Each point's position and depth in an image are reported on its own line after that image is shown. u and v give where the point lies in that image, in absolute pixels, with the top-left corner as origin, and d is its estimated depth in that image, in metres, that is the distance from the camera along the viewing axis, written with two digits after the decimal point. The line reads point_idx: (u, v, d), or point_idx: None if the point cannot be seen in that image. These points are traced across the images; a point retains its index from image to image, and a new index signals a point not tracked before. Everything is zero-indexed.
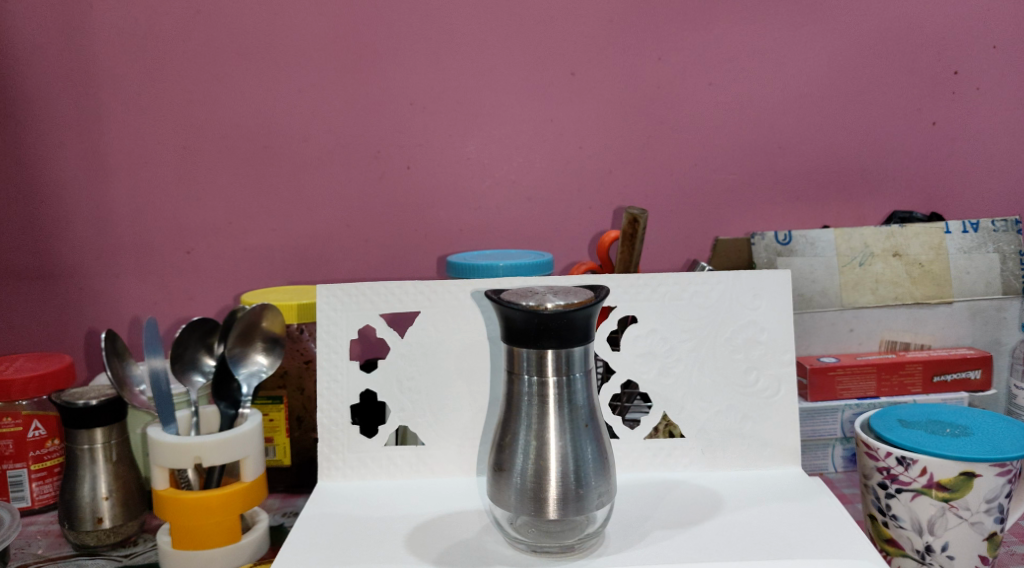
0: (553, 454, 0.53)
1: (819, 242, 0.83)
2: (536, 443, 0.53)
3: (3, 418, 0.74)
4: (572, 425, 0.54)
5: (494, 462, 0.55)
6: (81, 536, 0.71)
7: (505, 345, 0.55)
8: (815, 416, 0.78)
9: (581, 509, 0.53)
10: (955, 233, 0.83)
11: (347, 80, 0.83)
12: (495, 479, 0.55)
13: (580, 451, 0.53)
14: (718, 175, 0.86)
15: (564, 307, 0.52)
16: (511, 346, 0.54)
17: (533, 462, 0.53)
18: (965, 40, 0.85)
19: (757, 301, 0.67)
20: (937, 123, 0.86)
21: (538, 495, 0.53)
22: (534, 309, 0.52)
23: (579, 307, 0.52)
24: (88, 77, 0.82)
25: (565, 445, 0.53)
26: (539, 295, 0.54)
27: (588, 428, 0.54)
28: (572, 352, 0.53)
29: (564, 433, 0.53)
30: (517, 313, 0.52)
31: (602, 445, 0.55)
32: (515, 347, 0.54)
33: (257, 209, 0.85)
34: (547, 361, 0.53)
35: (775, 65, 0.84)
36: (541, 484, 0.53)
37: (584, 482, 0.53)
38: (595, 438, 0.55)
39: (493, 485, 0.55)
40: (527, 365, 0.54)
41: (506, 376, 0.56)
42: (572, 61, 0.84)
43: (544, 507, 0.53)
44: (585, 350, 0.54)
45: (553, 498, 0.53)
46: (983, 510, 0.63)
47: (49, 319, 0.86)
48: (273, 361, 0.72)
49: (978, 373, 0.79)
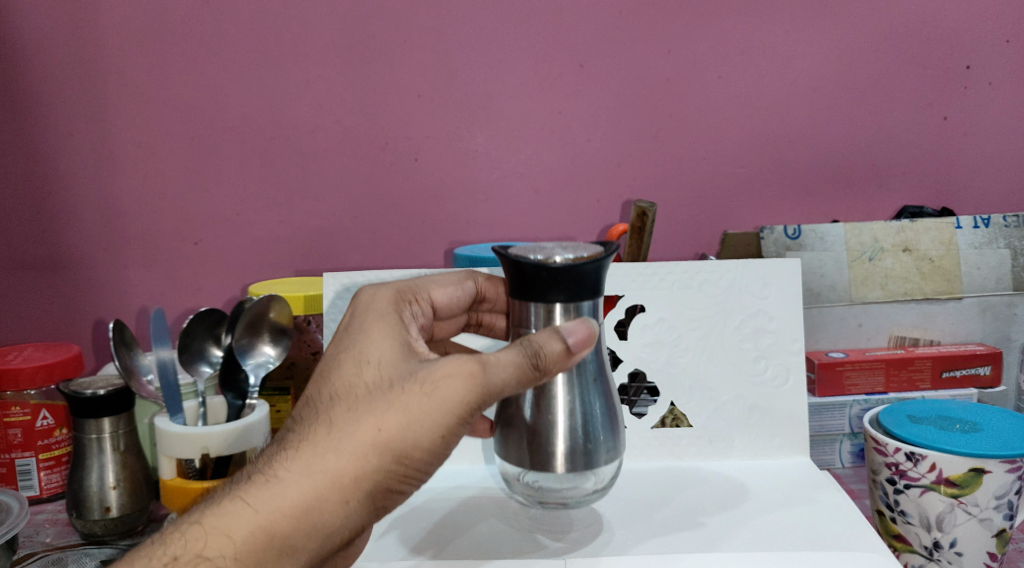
0: (561, 408, 0.53)
1: (829, 237, 0.82)
2: (545, 396, 0.53)
3: (10, 408, 0.74)
4: (580, 380, 0.54)
5: (503, 418, 0.55)
6: (89, 525, 0.71)
7: (511, 299, 0.55)
8: (823, 411, 0.78)
9: (589, 464, 0.53)
10: (965, 229, 0.82)
11: (355, 70, 0.83)
12: (504, 434, 0.55)
13: (589, 407, 0.54)
14: (728, 169, 0.86)
15: (574, 261, 0.52)
16: (518, 302, 0.54)
17: (542, 415, 0.53)
18: (979, 34, 0.84)
19: (767, 290, 0.67)
20: (948, 118, 0.85)
21: (544, 449, 0.53)
22: (543, 263, 0.51)
23: (589, 261, 0.52)
24: (98, 66, 0.82)
25: (573, 399, 0.53)
26: (546, 249, 0.54)
27: (598, 384, 0.54)
28: (581, 307, 0.53)
29: (572, 388, 0.54)
30: (524, 267, 0.52)
31: (611, 402, 0.55)
32: (522, 302, 0.54)
33: (266, 199, 0.85)
34: (555, 316, 0.53)
35: (786, 58, 0.84)
36: (549, 436, 0.53)
37: (592, 437, 0.53)
38: (604, 394, 0.55)
39: (501, 444, 0.55)
40: (533, 321, 0.54)
41: (512, 329, 0.56)
42: (581, 52, 0.83)
43: (550, 461, 0.53)
44: (595, 304, 0.54)
45: (559, 452, 0.53)
46: (994, 507, 0.62)
47: (61, 309, 0.86)
48: (280, 353, 0.73)
49: (988, 369, 0.78)
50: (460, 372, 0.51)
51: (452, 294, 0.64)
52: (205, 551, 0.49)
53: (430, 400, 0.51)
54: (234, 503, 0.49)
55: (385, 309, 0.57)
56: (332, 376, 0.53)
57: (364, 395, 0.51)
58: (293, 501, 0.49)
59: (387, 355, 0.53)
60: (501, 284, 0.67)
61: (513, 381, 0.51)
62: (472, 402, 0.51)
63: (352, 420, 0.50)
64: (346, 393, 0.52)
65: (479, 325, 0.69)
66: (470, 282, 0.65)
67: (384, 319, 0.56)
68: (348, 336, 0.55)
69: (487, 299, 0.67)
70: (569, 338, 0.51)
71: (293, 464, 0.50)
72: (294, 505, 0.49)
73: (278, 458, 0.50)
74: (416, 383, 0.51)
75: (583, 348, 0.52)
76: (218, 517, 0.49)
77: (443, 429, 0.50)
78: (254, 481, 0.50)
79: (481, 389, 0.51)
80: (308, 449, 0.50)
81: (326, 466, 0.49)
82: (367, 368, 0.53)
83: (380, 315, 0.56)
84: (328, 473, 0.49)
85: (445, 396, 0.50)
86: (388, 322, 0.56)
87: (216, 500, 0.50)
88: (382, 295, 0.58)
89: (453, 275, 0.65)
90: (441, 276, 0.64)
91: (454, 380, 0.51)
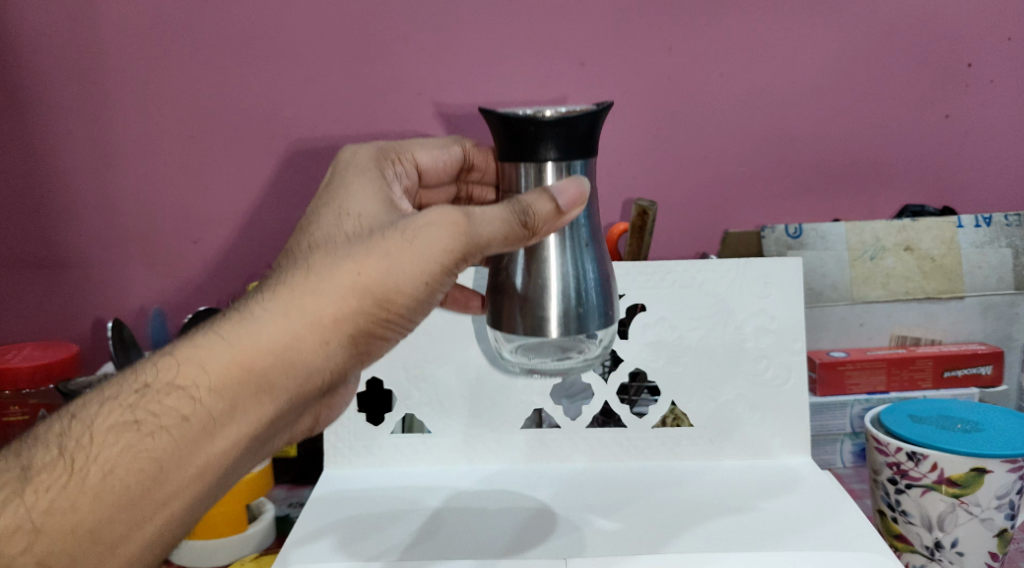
0: (553, 271, 0.52)
1: (830, 235, 0.82)
2: (537, 260, 0.53)
3: (10, 407, 0.75)
4: (573, 244, 0.53)
5: (496, 287, 0.55)
6: None
7: (501, 163, 0.53)
8: (824, 411, 0.78)
9: (581, 328, 0.52)
10: (967, 228, 0.81)
11: (355, 68, 0.83)
12: (496, 301, 0.55)
13: (581, 269, 0.52)
14: (729, 168, 0.86)
15: (563, 115, 0.50)
16: (508, 165, 0.53)
17: (533, 281, 0.53)
18: (982, 32, 0.83)
19: (768, 290, 0.66)
20: (950, 116, 0.85)
21: (537, 312, 0.52)
22: (530, 117, 0.50)
23: (579, 114, 0.50)
24: (97, 64, 0.82)
25: (565, 262, 0.52)
26: (536, 109, 0.52)
27: (591, 248, 0.53)
28: (572, 166, 0.52)
29: (565, 252, 0.53)
30: (512, 123, 0.50)
31: (606, 269, 0.54)
32: (511, 163, 0.52)
33: (265, 198, 0.85)
34: (547, 174, 0.51)
35: (787, 56, 0.83)
36: (541, 300, 0.52)
37: (585, 300, 0.52)
38: (597, 258, 0.54)
39: (492, 314, 0.55)
40: (523, 182, 0.52)
41: (502, 193, 0.54)
42: (581, 51, 0.83)
43: (542, 326, 0.52)
44: (588, 164, 0.52)
45: (552, 313, 0.52)
46: (994, 507, 0.62)
47: (61, 308, 0.86)
48: None
49: (989, 369, 0.78)
50: (445, 219, 0.50)
51: (437, 156, 0.66)
52: (177, 380, 0.48)
53: (412, 244, 0.50)
54: (209, 337, 0.49)
55: (369, 172, 0.58)
56: (313, 228, 0.53)
57: (347, 242, 0.51)
58: (268, 334, 0.48)
59: (371, 211, 0.54)
60: (488, 153, 0.68)
61: (498, 233, 0.50)
62: (454, 247, 0.50)
63: (333, 264, 0.50)
64: (327, 242, 0.51)
65: (470, 197, 0.72)
66: (456, 147, 0.67)
67: (370, 182, 0.57)
68: (332, 196, 0.55)
69: (475, 167, 0.69)
70: (561, 198, 0.50)
71: (270, 302, 0.49)
72: (270, 342, 0.48)
73: (256, 298, 0.50)
74: (400, 229, 0.50)
75: (573, 208, 0.51)
76: (192, 347, 0.48)
77: (424, 273, 0.50)
78: (230, 317, 0.50)
79: (465, 235, 0.50)
80: (286, 287, 0.49)
81: (304, 306, 0.49)
82: (350, 221, 0.53)
83: (363, 175, 0.57)
84: (305, 314, 0.48)
85: (428, 241, 0.50)
86: (372, 184, 0.56)
87: (191, 335, 0.50)
88: (365, 159, 0.59)
89: (442, 140, 0.67)
90: (428, 142, 0.66)
91: (437, 226, 0.50)
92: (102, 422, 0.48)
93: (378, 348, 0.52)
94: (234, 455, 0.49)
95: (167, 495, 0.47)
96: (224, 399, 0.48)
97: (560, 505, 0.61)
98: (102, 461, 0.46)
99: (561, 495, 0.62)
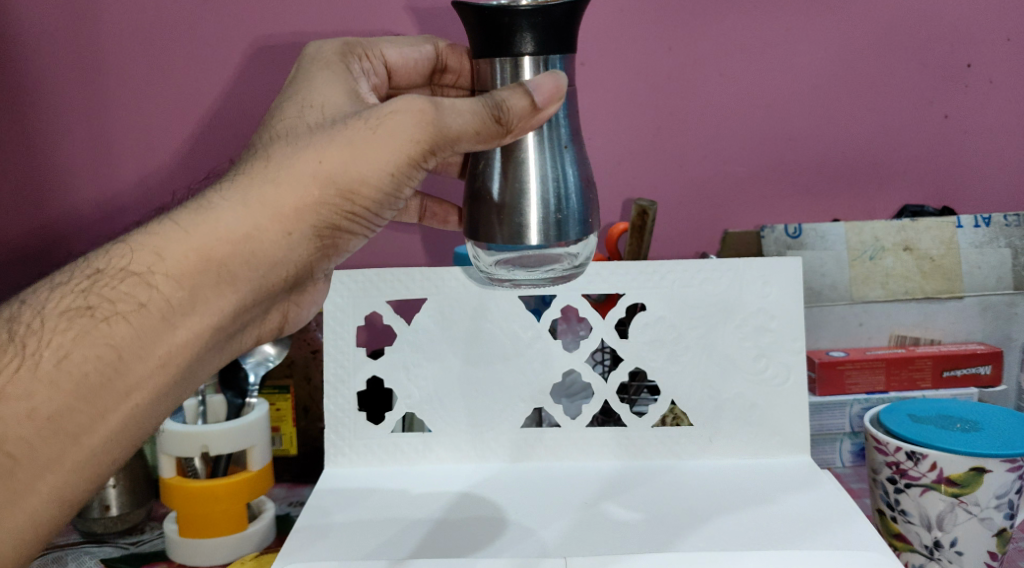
0: (532, 175, 0.48)
1: (830, 235, 0.82)
2: (514, 165, 0.49)
3: None
4: (553, 147, 0.49)
5: (471, 191, 0.51)
6: (89, 523, 0.73)
7: (477, 58, 0.49)
8: (823, 411, 0.78)
9: (562, 233, 0.48)
10: (966, 228, 0.81)
11: None
12: (472, 209, 0.51)
13: (562, 172, 0.49)
14: (728, 168, 0.86)
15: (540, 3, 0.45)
16: (484, 61, 0.49)
17: (511, 184, 0.49)
18: (981, 32, 0.83)
19: (767, 289, 0.66)
20: (949, 116, 0.85)
21: (516, 218, 0.48)
22: (505, 6, 0.45)
23: (557, 1, 0.45)
24: None
25: (545, 165, 0.49)
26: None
27: (570, 151, 0.50)
28: (552, 61, 0.48)
29: (544, 153, 0.49)
30: (485, 14, 0.46)
31: (587, 174, 0.50)
32: (487, 58, 0.49)
33: None
34: (524, 70, 0.48)
35: (786, 57, 0.84)
36: (519, 204, 0.48)
37: (566, 205, 0.48)
38: (578, 163, 0.50)
39: (469, 224, 0.51)
40: (499, 78, 0.49)
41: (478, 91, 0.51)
42: (580, 51, 0.83)
43: (522, 234, 0.48)
44: (568, 58, 0.48)
45: (532, 220, 0.48)
46: (994, 506, 0.62)
47: None
48: (278, 352, 0.75)
49: (989, 368, 0.78)
50: (410, 109, 0.48)
51: (406, 52, 0.63)
52: (132, 266, 0.47)
53: (374, 133, 0.48)
54: (165, 227, 0.48)
55: (335, 64, 0.55)
56: (276, 119, 0.51)
57: (307, 132, 0.49)
58: (226, 221, 0.47)
59: (334, 100, 0.51)
60: (460, 50, 0.66)
61: (467, 126, 0.47)
62: (420, 138, 0.48)
63: (292, 154, 0.48)
64: (288, 133, 0.49)
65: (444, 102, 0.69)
66: (428, 46, 0.65)
67: (336, 72, 0.54)
68: (295, 85, 0.53)
69: (449, 68, 0.66)
70: (537, 94, 0.46)
71: (229, 192, 0.48)
72: (228, 230, 0.47)
73: (215, 189, 0.48)
74: (363, 119, 0.48)
75: (552, 104, 0.47)
76: (148, 235, 0.47)
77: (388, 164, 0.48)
78: (188, 207, 0.48)
79: (433, 126, 0.48)
80: (245, 177, 0.48)
81: (262, 197, 0.47)
82: (311, 111, 0.51)
83: (328, 65, 0.55)
84: (263, 204, 0.47)
85: (389, 131, 0.48)
86: (337, 73, 0.54)
87: (149, 224, 0.49)
88: (330, 50, 0.57)
89: (414, 38, 0.64)
90: (398, 38, 0.63)
91: (401, 115, 0.48)
92: (58, 309, 0.47)
93: (344, 242, 0.51)
94: (197, 345, 0.48)
95: (130, 385, 0.46)
96: (184, 287, 0.47)
97: (559, 503, 0.61)
98: (57, 346, 0.46)
99: (561, 494, 0.62)
